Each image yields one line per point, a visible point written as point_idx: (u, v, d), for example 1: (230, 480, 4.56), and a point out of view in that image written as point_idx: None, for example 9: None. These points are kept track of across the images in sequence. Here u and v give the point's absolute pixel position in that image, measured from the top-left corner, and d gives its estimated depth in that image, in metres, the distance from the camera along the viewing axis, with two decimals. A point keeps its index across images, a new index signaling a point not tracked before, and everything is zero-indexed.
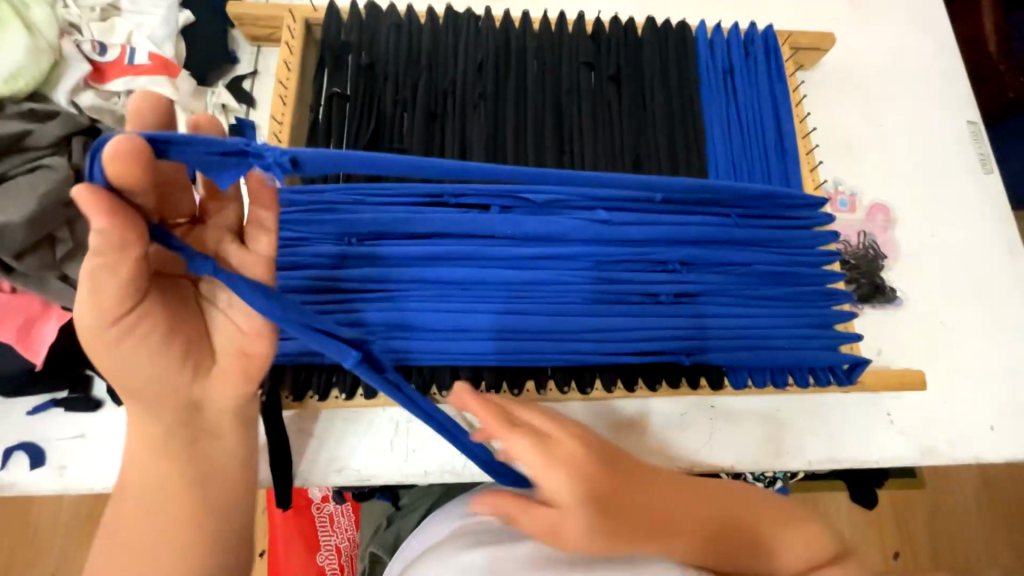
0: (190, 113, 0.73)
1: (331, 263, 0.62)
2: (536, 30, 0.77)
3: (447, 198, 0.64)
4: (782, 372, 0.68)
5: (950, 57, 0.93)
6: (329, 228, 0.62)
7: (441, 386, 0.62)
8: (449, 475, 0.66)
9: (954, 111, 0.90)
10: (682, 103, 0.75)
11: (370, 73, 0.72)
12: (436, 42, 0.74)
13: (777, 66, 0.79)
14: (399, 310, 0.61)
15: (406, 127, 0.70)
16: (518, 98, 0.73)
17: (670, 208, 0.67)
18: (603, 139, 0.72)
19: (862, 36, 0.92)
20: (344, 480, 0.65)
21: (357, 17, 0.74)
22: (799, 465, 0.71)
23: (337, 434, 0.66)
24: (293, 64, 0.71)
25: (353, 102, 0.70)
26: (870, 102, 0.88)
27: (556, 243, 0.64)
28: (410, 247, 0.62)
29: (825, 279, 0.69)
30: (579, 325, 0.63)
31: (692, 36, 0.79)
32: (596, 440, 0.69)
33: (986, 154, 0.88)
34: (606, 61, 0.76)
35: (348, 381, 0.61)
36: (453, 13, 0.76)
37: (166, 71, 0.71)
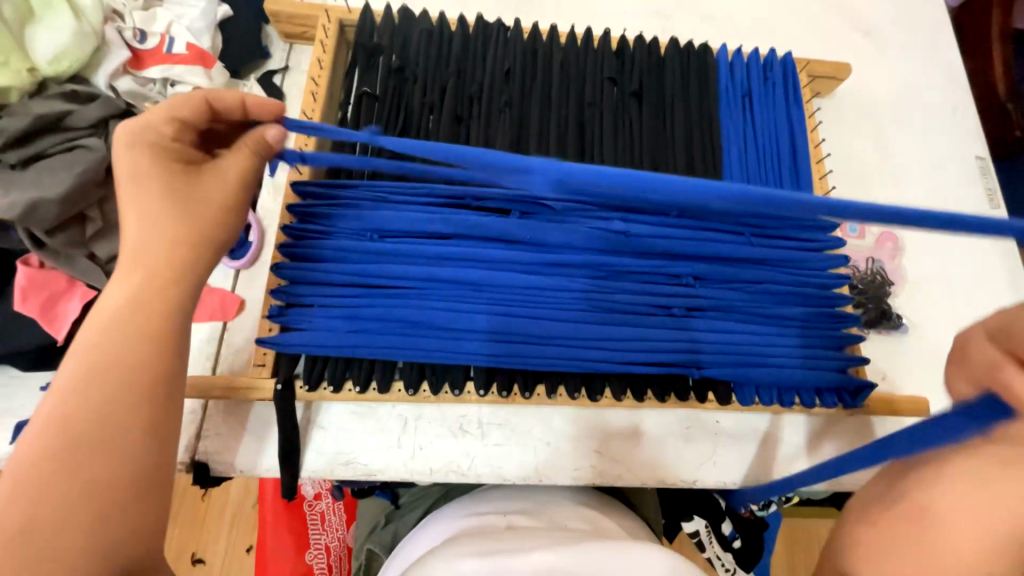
0: None
1: (351, 257, 0.63)
2: (562, 44, 0.79)
3: (468, 202, 0.66)
4: (788, 390, 0.69)
5: (962, 94, 0.95)
6: (352, 223, 0.63)
7: (454, 386, 0.63)
8: (454, 475, 0.66)
9: (964, 146, 0.92)
10: (701, 122, 0.77)
11: (400, 75, 0.73)
12: (465, 50, 0.76)
13: (795, 92, 0.81)
14: (415, 307, 0.62)
15: (432, 130, 0.72)
16: (542, 108, 0.75)
17: (685, 222, 0.68)
18: (623, 152, 0.74)
19: (877, 68, 0.94)
20: (350, 474, 0.65)
21: (391, 20, 0.76)
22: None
23: (346, 427, 0.67)
24: (325, 61, 0.73)
25: (382, 102, 0.72)
26: (883, 133, 0.90)
27: (572, 251, 0.66)
28: (430, 246, 0.63)
29: (836, 301, 0.70)
30: (591, 332, 0.64)
31: (714, 59, 0.81)
32: (601, 449, 0.69)
33: (993, 190, 0.90)
34: (629, 78, 0.78)
35: (363, 374, 0.61)
36: (483, 23, 0.78)
37: (202, 61, 0.73)
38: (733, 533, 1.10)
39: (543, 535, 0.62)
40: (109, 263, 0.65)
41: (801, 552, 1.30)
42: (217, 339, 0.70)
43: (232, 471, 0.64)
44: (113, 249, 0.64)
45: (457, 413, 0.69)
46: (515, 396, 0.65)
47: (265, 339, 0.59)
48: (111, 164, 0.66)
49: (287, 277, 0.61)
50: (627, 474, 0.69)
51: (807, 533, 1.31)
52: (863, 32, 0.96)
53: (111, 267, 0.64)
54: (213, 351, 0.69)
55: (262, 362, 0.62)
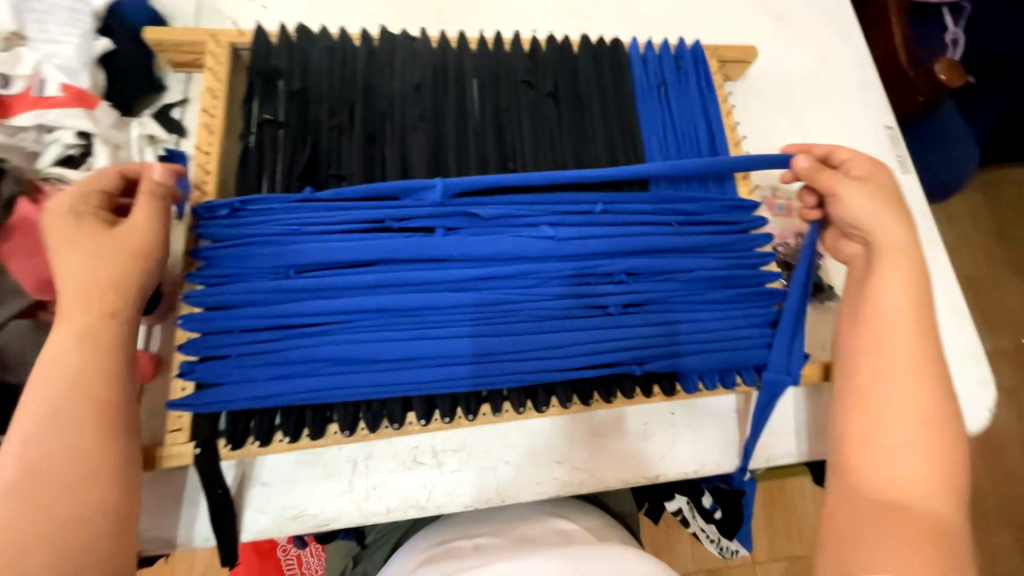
0: (112, 146, 0.68)
1: (267, 298, 0.59)
2: (473, 50, 0.77)
3: (389, 224, 0.63)
4: (729, 372, 0.70)
5: (864, 65, 0.99)
6: (265, 262, 0.60)
7: (393, 419, 0.60)
8: (414, 510, 0.64)
9: (872, 116, 0.96)
10: (619, 117, 0.77)
11: (303, 97, 0.70)
12: (371, 64, 0.73)
13: (706, 78, 0.82)
14: (344, 342, 0.59)
15: (343, 152, 0.68)
16: (458, 118, 0.72)
17: (612, 219, 0.68)
18: (546, 154, 0.73)
19: (785, 47, 0.97)
20: (301, 527, 0.61)
21: (286, 40, 0.71)
22: (755, 462, 0.73)
23: (291, 478, 0.63)
24: (219, 90, 0.68)
25: (286, 128, 0.68)
26: (796, 109, 0.93)
27: (503, 262, 0.64)
28: (352, 276, 0.60)
29: (765, 280, 0.72)
30: (528, 343, 0.63)
31: (626, 53, 0.81)
32: (562, 457, 0.68)
33: (903, 155, 0.94)
34: (544, 79, 0.77)
35: (293, 423, 0.58)
36: (387, 35, 0.75)
37: (82, 102, 0.66)
38: (714, 505, 1.11)
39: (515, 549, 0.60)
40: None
41: (779, 514, 1.34)
42: None
43: (165, 547, 0.60)
44: None
45: (409, 443, 0.66)
46: (459, 420, 0.63)
47: (178, 401, 0.55)
48: None
49: (196, 330, 0.58)
50: (592, 479, 0.68)
51: (782, 495, 1.36)
52: (767, 13, 0.99)
53: None
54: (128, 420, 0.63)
55: (177, 427, 0.58)
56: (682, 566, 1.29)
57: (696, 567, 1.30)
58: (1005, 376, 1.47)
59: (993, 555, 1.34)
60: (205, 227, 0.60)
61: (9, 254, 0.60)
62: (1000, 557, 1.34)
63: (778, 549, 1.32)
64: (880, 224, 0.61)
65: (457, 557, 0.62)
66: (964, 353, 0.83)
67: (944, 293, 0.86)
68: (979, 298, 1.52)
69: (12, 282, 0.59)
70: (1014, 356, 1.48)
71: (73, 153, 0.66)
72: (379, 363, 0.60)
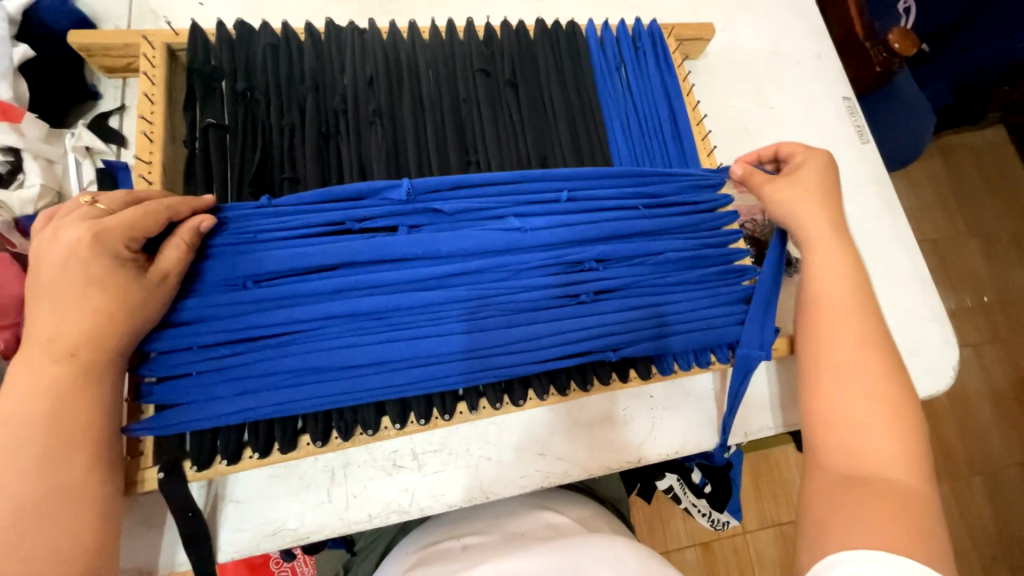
0: (45, 161, 0.65)
1: (225, 311, 0.56)
2: (425, 40, 0.75)
3: (349, 225, 0.60)
4: (703, 351, 0.71)
5: (820, 37, 1.00)
6: (219, 274, 0.57)
7: (367, 426, 0.59)
8: (396, 514, 0.62)
9: (829, 88, 0.97)
10: (581, 102, 0.76)
11: (249, 98, 0.67)
12: (319, 60, 0.70)
13: (665, 58, 0.81)
14: (310, 351, 0.57)
15: (295, 154, 0.65)
16: (415, 112, 0.70)
17: (578, 207, 0.67)
18: (507, 144, 0.72)
19: (741, 23, 0.97)
20: (279, 543, 0.60)
21: (226, 38, 0.68)
22: (734, 437, 0.74)
23: (266, 495, 0.61)
24: (156, 96, 0.65)
25: (232, 132, 0.64)
26: (756, 85, 0.94)
27: (469, 258, 0.63)
28: (313, 282, 0.58)
29: (733, 258, 0.72)
30: (502, 338, 0.62)
31: (583, 36, 0.80)
32: (544, 449, 0.68)
33: (861, 126, 0.96)
34: (501, 67, 0.75)
35: (262, 438, 0.56)
36: (334, 28, 0.72)
37: (3, 116, 0.62)
38: (704, 480, 1.14)
39: (501, 549, 0.60)
40: None
41: (765, 483, 1.38)
42: None
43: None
44: None
45: (388, 449, 0.65)
46: (436, 420, 0.62)
47: (136, 426, 0.53)
48: None
49: (150, 351, 0.55)
50: (574, 468, 0.67)
51: (767, 464, 1.40)
52: None
53: None
54: None
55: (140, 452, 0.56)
56: (675, 541, 1.32)
57: (690, 542, 1.32)
58: (968, 332, 1.53)
59: (966, 502, 1.41)
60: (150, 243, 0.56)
61: None
62: (973, 503, 1.41)
63: (766, 517, 1.36)
64: (810, 216, 0.63)
65: (443, 559, 0.61)
66: (927, 315, 0.85)
67: (906, 258, 0.88)
68: (941, 260, 1.57)
69: None
70: (976, 312, 1.54)
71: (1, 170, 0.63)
72: (349, 369, 0.58)
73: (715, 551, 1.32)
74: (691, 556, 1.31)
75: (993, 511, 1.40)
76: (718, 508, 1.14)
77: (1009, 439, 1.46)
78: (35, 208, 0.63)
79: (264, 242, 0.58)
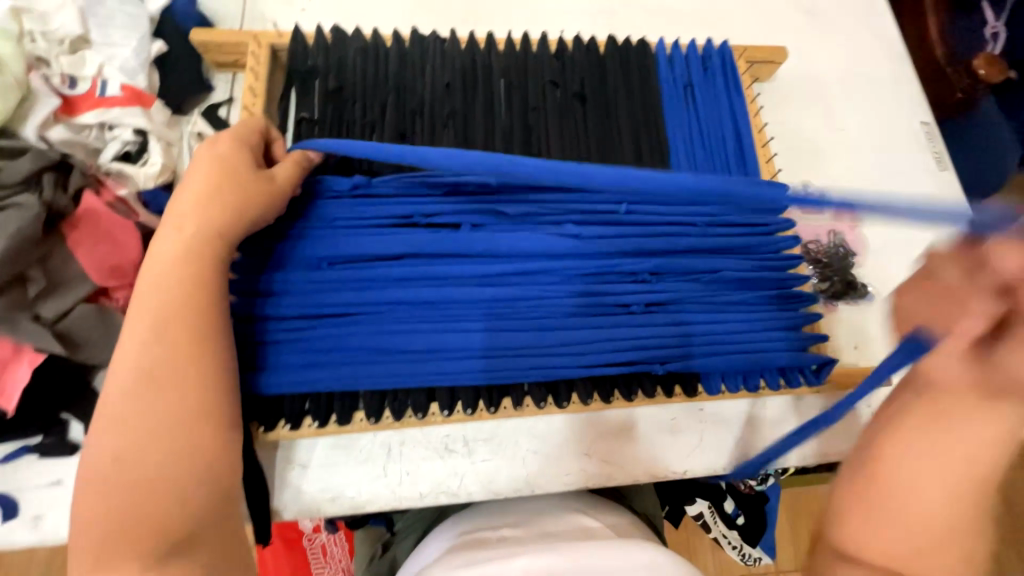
0: (165, 142, 0.72)
1: (301, 288, 0.62)
2: (501, 51, 0.79)
3: (418, 219, 0.65)
4: (753, 375, 0.69)
5: (902, 63, 0.97)
6: (301, 254, 0.63)
7: (417, 409, 0.62)
8: (444, 496, 0.65)
9: (907, 114, 0.93)
10: (646, 116, 0.78)
11: (338, 96, 0.73)
12: (403, 64, 0.76)
13: (735, 79, 0.82)
14: (373, 332, 0.62)
15: (376, 149, 0.71)
16: (486, 117, 0.74)
17: (636, 219, 0.69)
18: (571, 152, 0.74)
19: (817, 46, 0.95)
20: (337, 509, 0.64)
21: (322, 41, 0.75)
22: (787, 460, 0.72)
23: (328, 462, 0.65)
24: (259, 90, 0.72)
25: (321, 126, 0.71)
26: (828, 108, 0.92)
27: (526, 259, 0.66)
28: (381, 269, 0.63)
29: (792, 283, 0.71)
30: (551, 339, 0.64)
31: (653, 52, 0.82)
32: (591, 449, 0.69)
33: (940, 152, 0.92)
34: (571, 80, 0.78)
35: (322, 408, 0.61)
36: (419, 36, 0.78)
37: (139, 101, 0.71)
38: (736, 510, 1.10)
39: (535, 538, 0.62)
40: (56, 322, 0.63)
41: (804, 520, 1.32)
42: None
43: None
44: (59, 308, 0.63)
45: (441, 432, 0.68)
46: (480, 412, 0.64)
47: None
48: (50, 218, 0.66)
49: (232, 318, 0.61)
50: (618, 472, 0.68)
51: (808, 502, 1.33)
52: (801, 12, 0.97)
53: (58, 325, 0.63)
54: None
55: None
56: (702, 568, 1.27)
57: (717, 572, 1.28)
58: None
59: None
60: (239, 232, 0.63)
61: (74, 241, 0.66)
62: None
63: (802, 554, 1.30)
64: None
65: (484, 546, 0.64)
66: None
67: None
68: None
69: (75, 267, 0.65)
70: None
71: (130, 149, 0.70)
72: (406, 354, 0.62)
73: None
74: None
75: None
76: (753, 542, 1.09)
77: None
78: (153, 183, 0.70)
79: (343, 228, 0.65)
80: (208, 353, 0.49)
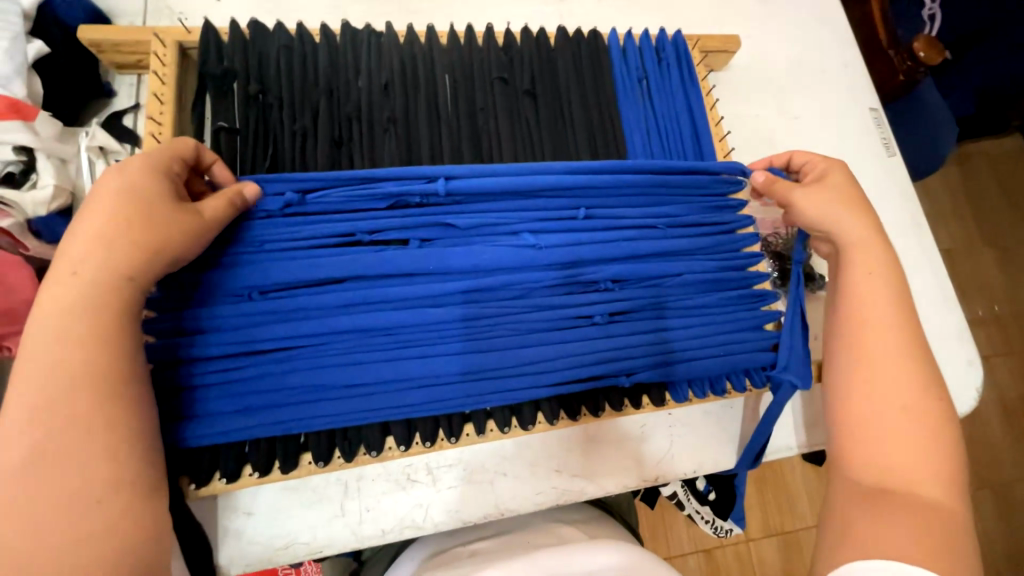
0: (59, 160, 0.64)
1: (229, 323, 0.56)
2: (442, 45, 0.73)
3: (360, 236, 0.59)
4: (719, 379, 0.69)
5: (850, 49, 0.97)
6: (227, 284, 0.56)
7: (371, 447, 0.58)
8: (409, 530, 0.62)
9: (857, 101, 0.94)
10: (601, 112, 0.74)
11: (261, 101, 0.65)
12: (333, 62, 0.69)
13: (689, 70, 0.79)
14: (316, 366, 0.56)
15: (307, 158, 0.64)
16: (430, 119, 0.68)
17: (595, 224, 0.65)
18: (523, 154, 0.70)
19: (769, 33, 0.94)
20: (292, 556, 0.59)
21: (238, 37, 0.67)
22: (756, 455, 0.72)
23: (278, 507, 0.60)
24: (166, 96, 0.64)
25: (242, 135, 0.63)
26: (782, 98, 0.91)
27: (481, 275, 0.61)
28: (320, 295, 0.57)
29: (753, 282, 0.70)
30: (512, 359, 0.60)
31: (605, 43, 0.78)
32: (560, 465, 0.66)
33: (888, 137, 0.93)
34: (520, 75, 0.73)
35: (263, 457, 0.56)
36: (350, 30, 0.70)
37: (17, 113, 0.60)
38: (708, 487, 1.12)
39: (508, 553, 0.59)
40: None
41: (771, 493, 1.36)
42: None
43: None
44: None
45: (402, 462, 0.64)
46: (441, 442, 0.61)
47: None
48: None
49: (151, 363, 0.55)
50: (590, 486, 0.66)
51: (773, 476, 1.38)
52: None
53: None
54: None
55: None
56: (678, 546, 1.29)
57: (692, 547, 1.29)
58: (980, 343, 1.50)
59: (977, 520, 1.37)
60: None
61: None
62: (982, 521, 1.37)
63: (770, 524, 1.34)
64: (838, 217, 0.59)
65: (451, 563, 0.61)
66: (949, 332, 0.83)
67: (933, 278, 0.86)
68: (956, 268, 1.55)
69: None
70: (989, 322, 1.52)
71: (13, 170, 0.61)
72: (355, 388, 0.57)
73: (718, 559, 1.30)
74: (693, 563, 1.28)
75: (1003, 529, 1.37)
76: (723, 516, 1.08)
77: (1019, 456, 1.42)
78: (47, 209, 0.61)
79: (275, 252, 0.58)
80: (111, 417, 0.43)
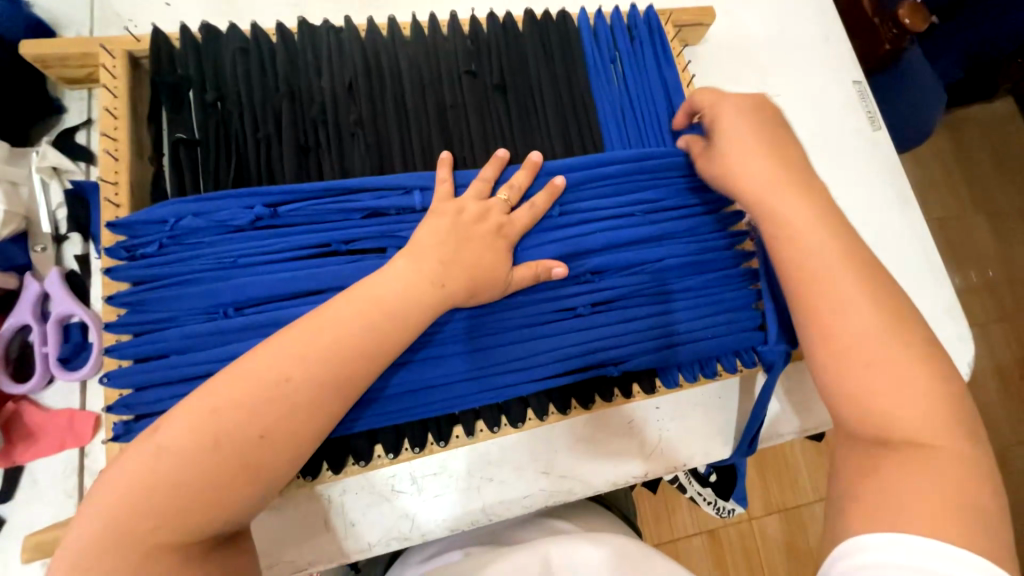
0: (9, 183, 0.61)
1: (204, 342, 0.54)
2: (406, 37, 0.70)
3: (335, 245, 0.58)
4: (709, 361, 0.67)
5: (829, 16, 0.94)
6: (198, 302, 0.54)
7: (359, 457, 0.57)
8: (396, 541, 0.61)
9: (840, 73, 0.92)
10: (574, 98, 0.71)
11: (220, 109, 0.62)
12: (293, 62, 0.66)
13: (663, 46, 0.76)
14: None
15: (273, 167, 0.62)
16: (398, 116, 0.66)
17: (575, 215, 0.64)
18: (497, 146, 0.67)
19: (745, 5, 0.91)
20: (277, 574, 0.59)
21: (190, 43, 0.64)
22: None
23: (261, 526, 0.59)
24: (119, 110, 0.61)
25: (204, 146, 0.61)
26: (763, 73, 0.88)
27: None
28: (296, 307, 0.55)
29: (739, 261, 0.68)
30: (499, 358, 0.59)
31: (575, 26, 0.75)
32: (548, 467, 0.65)
33: (873, 112, 0.91)
34: (489, 65, 0.70)
35: None
36: (308, 27, 0.67)
37: None
38: (709, 469, 1.13)
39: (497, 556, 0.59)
40: None
41: (771, 471, 1.36)
42: (77, 470, 0.60)
43: None
44: None
45: (386, 474, 0.63)
46: (430, 446, 0.60)
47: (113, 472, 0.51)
48: None
49: (125, 387, 0.53)
50: (579, 486, 0.66)
51: (773, 454, 1.38)
52: None
53: None
54: (74, 485, 0.59)
55: None
56: (681, 529, 1.30)
57: (696, 530, 1.30)
58: (973, 311, 1.50)
59: None
60: (117, 297, 0.54)
61: None
62: None
63: (772, 502, 1.34)
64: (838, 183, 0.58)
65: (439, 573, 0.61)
66: (941, 303, 0.82)
67: (922, 248, 0.85)
68: (947, 237, 1.54)
69: None
70: (982, 290, 1.51)
71: None
72: None
73: (721, 539, 1.30)
74: (697, 545, 1.29)
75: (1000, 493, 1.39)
76: (725, 497, 1.10)
77: (1016, 419, 1.43)
78: (0, 236, 0.59)
79: (246, 266, 0.56)
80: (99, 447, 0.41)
